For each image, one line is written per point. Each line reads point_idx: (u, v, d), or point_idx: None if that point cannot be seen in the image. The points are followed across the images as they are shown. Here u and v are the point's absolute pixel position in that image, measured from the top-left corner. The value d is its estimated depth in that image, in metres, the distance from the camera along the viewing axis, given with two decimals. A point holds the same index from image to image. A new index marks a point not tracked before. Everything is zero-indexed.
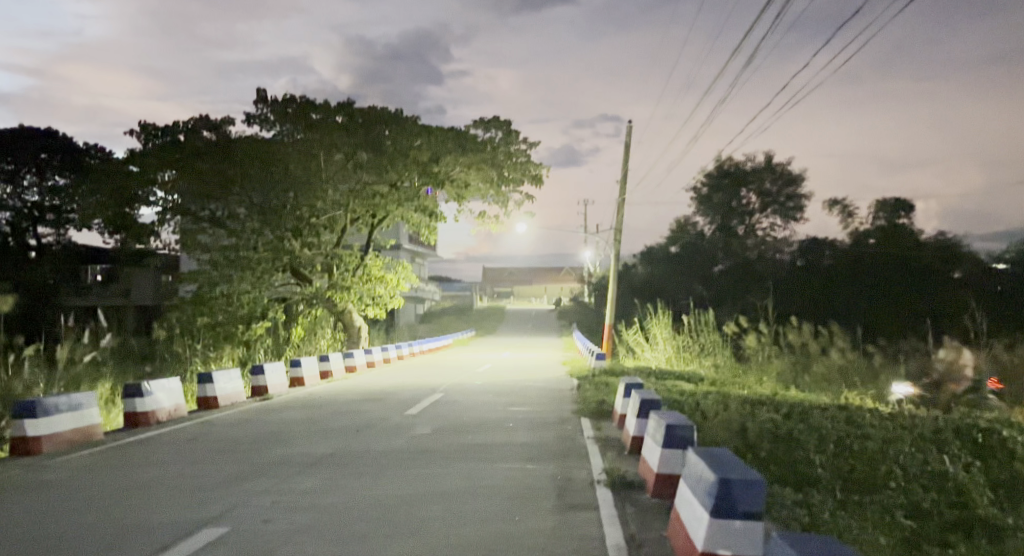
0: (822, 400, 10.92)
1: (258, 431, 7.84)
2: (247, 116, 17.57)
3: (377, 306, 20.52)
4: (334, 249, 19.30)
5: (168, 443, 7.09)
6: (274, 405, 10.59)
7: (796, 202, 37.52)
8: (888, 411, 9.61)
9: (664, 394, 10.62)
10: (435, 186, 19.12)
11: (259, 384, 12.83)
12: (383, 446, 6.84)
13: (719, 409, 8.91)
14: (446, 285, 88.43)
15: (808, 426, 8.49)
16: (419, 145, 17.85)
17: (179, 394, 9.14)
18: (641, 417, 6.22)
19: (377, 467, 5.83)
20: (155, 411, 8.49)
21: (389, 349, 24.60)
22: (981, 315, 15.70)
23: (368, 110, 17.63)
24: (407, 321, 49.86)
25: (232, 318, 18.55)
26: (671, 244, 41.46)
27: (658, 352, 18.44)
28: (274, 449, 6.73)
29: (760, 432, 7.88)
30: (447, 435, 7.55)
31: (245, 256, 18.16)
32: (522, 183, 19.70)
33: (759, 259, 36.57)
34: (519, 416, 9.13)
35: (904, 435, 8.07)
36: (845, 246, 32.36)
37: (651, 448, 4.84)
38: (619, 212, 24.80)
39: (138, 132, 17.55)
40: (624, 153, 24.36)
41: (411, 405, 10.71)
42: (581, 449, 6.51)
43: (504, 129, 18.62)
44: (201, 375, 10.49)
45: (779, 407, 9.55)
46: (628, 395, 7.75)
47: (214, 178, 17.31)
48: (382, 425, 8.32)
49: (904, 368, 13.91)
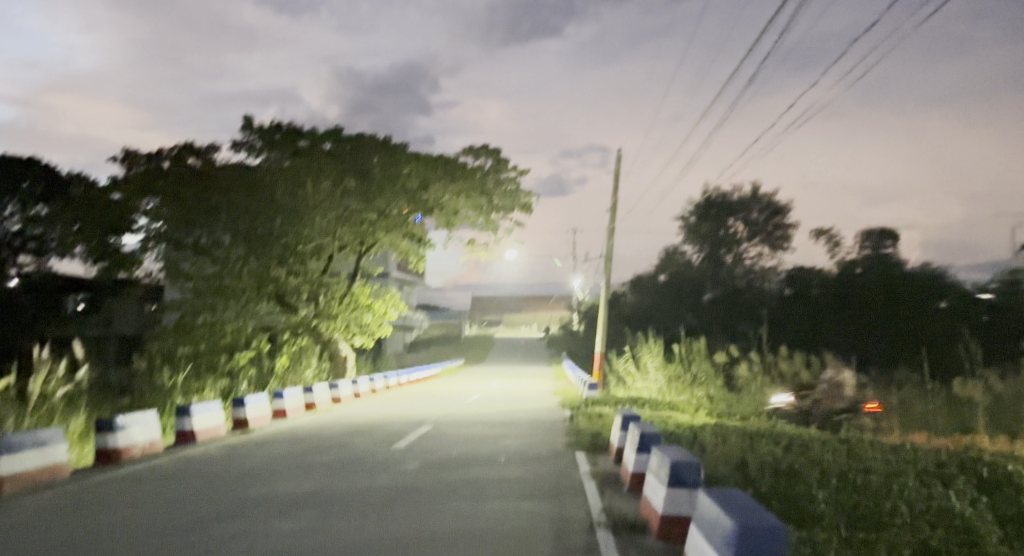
0: (822, 431, 10.70)
1: (237, 468, 7.46)
2: (234, 142, 17.42)
3: (365, 334, 20.33)
4: (321, 276, 19.12)
5: (141, 482, 6.73)
6: (255, 439, 10.20)
7: (783, 232, 37.84)
8: (888, 443, 9.40)
9: (661, 426, 10.36)
10: (423, 213, 18.94)
11: (239, 416, 12.39)
12: (369, 483, 6.53)
13: (717, 442, 8.66)
14: (435, 313, 88.08)
15: (808, 459, 8.25)
16: (407, 172, 17.70)
17: (155, 428, 8.78)
18: (640, 452, 5.95)
19: (360, 506, 5.52)
20: (128, 446, 8.09)
21: (376, 379, 24.13)
22: (974, 345, 15.66)
23: (358, 138, 17.44)
24: (395, 349, 49.39)
25: (214, 348, 18.19)
26: (659, 273, 41.54)
27: (649, 382, 18.13)
28: (254, 487, 6.40)
29: (759, 467, 7.61)
30: (437, 469, 7.27)
31: (229, 285, 17.90)
32: (512, 211, 19.64)
33: (748, 288, 36.68)
34: (511, 449, 8.87)
35: (907, 469, 7.83)
36: (832, 275, 32.54)
37: (653, 487, 4.58)
38: (609, 240, 24.81)
39: (121, 158, 17.24)
40: (614, 182, 24.55)
41: (399, 438, 10.36)
42: (578, 486, 6.22)
43: (494, 156, 18.61)
44: (180, 408, 10.10)
45: (778, 440, 9.29)
46: (624, 429, 7.50)
47: (197, 205, 17.16)
48: (367, 460, 7.98)
49: (900, 399, 13.71)
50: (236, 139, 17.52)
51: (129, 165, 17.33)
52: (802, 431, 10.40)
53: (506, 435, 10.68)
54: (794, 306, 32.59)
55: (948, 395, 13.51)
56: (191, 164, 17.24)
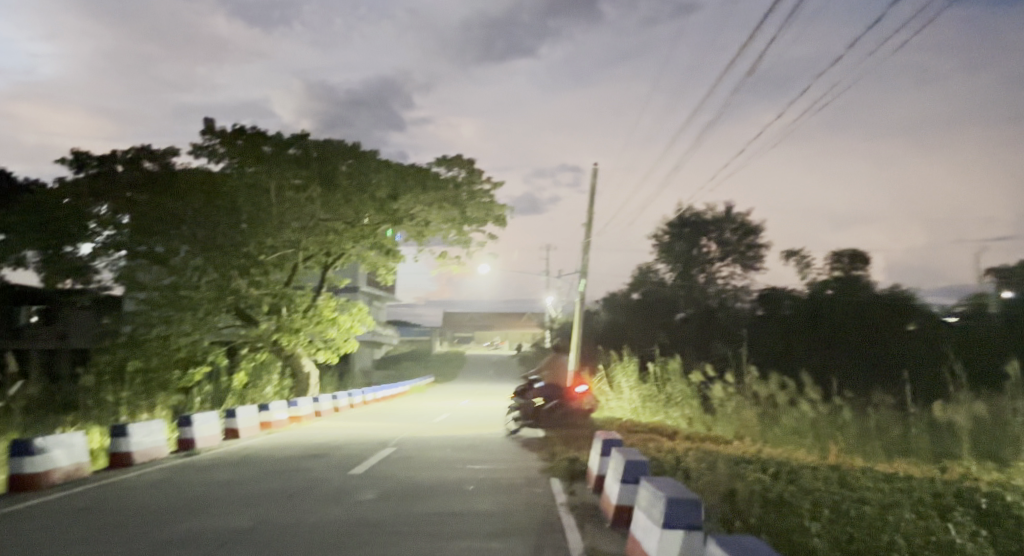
0: (804, 457, 10.19)
1: (174, 498, 6.63)
2: (194, 147, 16.57)
3: (330, 350, 19.75)
4: (283, 289, 18.16)
5: (54, 515, 5.84)
6: (202, 463, 9.30)
7: (756, 252, 37.84)
8: (878, 470, 8.95)
9: (642, 451, 9.75)
10: (394, 225, 18.30)
11: (185, 437, 11.45)
12: (320, 517, 5.79)
13: (702, 469, 8.09)
14: (406, 329, 86.18)
15: (799, 488, 7.70)
16: (378, 181, 17.09)
17: (81, 451, 7.92)
18: (624, 482, 5.30)
19: (308, 546, 4.78)
20: (49, 471, 7.22)
21: (340, 398, 23.18)
22: (957, 369, 15.31)
23: (324, 143, 16.71)
24: (362, 367, 48.03)
25: (168, 363, 17.12)
26: (632, 291, 41.16)
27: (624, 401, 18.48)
28: (186, 522, 5.60)
29: (749, 495, 7.03)
30: (399, 500, 6.56)
31: (185, 296, 16.69)
32: (485, 223, 19.09)
33: (720, 308, 36.60)
34: (480, 476, 8.20)
35: (902, 499, 7.34)
36: (804, 296, 32.61)
37: (644, 526, 3.95)
38: (584, 256, 24.39)
39: (69, 161, 16.26)
40: (591, 197, 24.28)
41: (358, 462, 9.60)
42: (556, 521, 5.55)
43: (468, 167, 18.07)
44: (115, 427, 9.17)
45: (766, 467, 8.79)
46: (607, 454, 6.86)
47: (154, 213, 16.01)
48: (322, 489, 7.22)
49: (876, 423, 13.35)
50: (196, 144, 16.67)
51: (79, 167, 16.36)
52: (789, 457, 9.85)
53: (474, 458, 10.01)
54: (768, 328, 32.54)
55: (928, 418, 13.12)
56: (147, 168, 16.31)
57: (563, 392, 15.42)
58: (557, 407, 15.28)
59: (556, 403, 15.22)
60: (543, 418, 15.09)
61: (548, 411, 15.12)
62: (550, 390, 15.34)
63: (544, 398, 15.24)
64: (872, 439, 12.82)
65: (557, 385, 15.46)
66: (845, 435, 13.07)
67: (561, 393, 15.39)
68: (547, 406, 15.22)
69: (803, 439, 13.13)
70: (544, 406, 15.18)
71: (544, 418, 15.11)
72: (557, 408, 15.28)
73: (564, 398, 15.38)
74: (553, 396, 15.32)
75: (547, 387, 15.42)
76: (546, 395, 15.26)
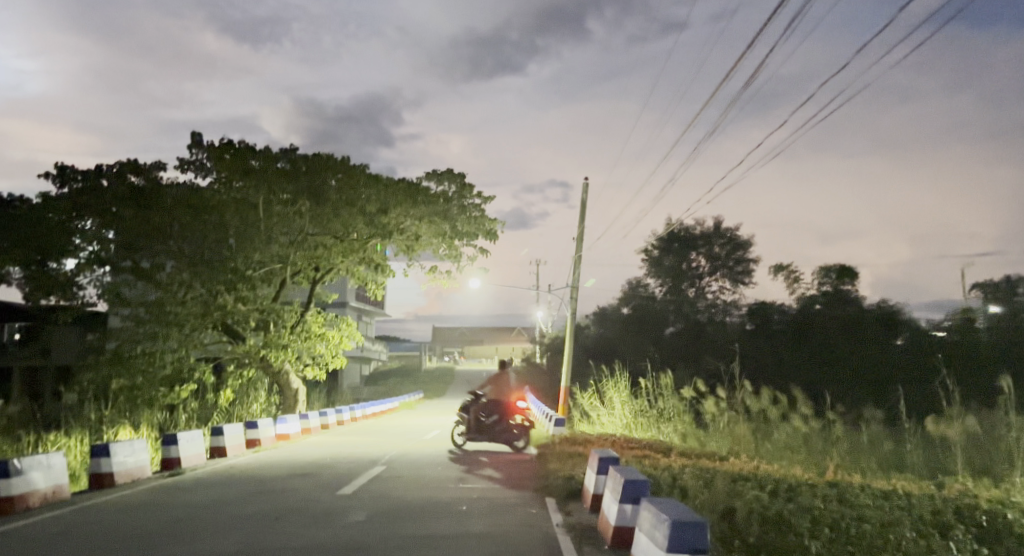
0: (801, 473, 10.06)
1: (157, 521, 6.40)
2: (181, 161, 16.37)
3: (318, 366, 19.48)
4: (271, 303, 17.94)
5: (30, 540, 5.61)
6: (186, 484, 9.04)
7: (744, 266, 37.94)
8: (877, 487, 8.85)
9: (637, 468, 9.59)
10: (384, 239, 18.14)
11: (170, 456, 11.17)
12: (310, 540, 5.60)
13: (699, 486, 7.96)
14: (394, 344, 85.38)
15: (797, 506, 7.59)
16: (367, 195, 16.93)
17: (61, 473, 7.66)
18: (622, 503, 5.16)
19: None
20: (26, 494, 6.94)
21: (328, 414, 22.85)
22: (948, 383, 15.29)
23: (314, 157, 16.44)
24: (350, 383, 47.50)
25: (153, 381, 16.70)
26: (622, 305, 41.08)
27: (616, 416, 18.38)
28: (169, 546, 5.39)
29: (749, 514, 6.88)
30: (390, 522, 6.39)
31: (170, 312, 16.42)
32: (476, 237, 19.00)
33: (710, 322, 36.63)
34: (472, 495, 8.03)
35: (902, 517, 7.24)
36: (793, 310, 32.70)
37: (647, 550, 3.79)
38: (575, 271, 24.33)
39: (53, 175, 16.01)
40: (582, 212, 24.30)
41: (347, 482, 9.35)
42: (552, 543, 5.41)
43: (458, 181, 17.99)
44: (95, 447, 8.90)
45: (763, 484, 8.67)
46: (604, 473, 6.72)
47: (138, 227, 15.75)
48: (309, 510, 7.05)
49: (868, 438, 13.30)
50: (183, 158, 16.45)
51: (63, 181, 16.08)
52: (785, 473, 9.72)
53: (467, 477, 9.83)
54: (758, 343, 32.61)
55: (921, 433, 13.07)
56: (132, 182, 16.04)
57: (504, 408, 15.19)
58: (499, 421, 15.18)
59: (497, 419, 15.13)
60: (483, 433, 15.10)
61: (487, 427, 15.06)
62: (491, 405, 15.18)
63: (485, 413, 15.17)
64: (866, 454, 12.75)
65: (498, 401, 15.23)
66: (839, 450, 12.98)
67: (501, 409, 15.17)
68: (488, 421, 15.16)
69: (796, 455, 13.01)
70: (484, 421, 15.17)
71: (484, 433, 15.13)
72: (497, 424, 15.12)
73: (504, 414, 15.13)
74: (493, 412, 15.15)
75: (489, 401, 15.32)
76: (486, 410, 15.17)
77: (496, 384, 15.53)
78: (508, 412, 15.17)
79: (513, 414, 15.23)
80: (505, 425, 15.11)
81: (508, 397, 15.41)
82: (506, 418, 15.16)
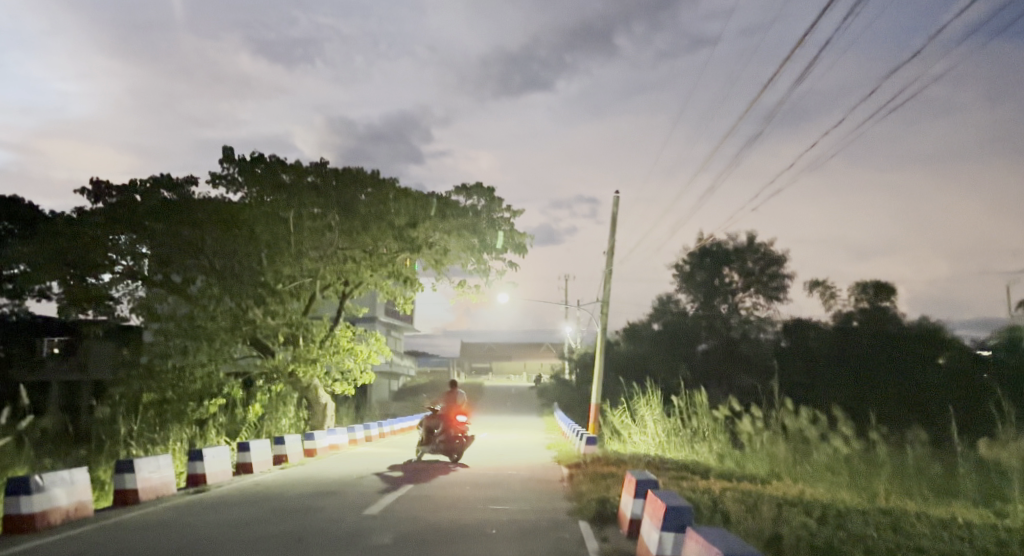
0: (849, 498, 9.49)
1: (180, 541, 6.20)
2: (213, 176, 16.52)
3: (346, 382, 19.40)
4: (301, 318, 17.82)
5: None
6: (212, 502, 8.87)
7: (779, 282, 36.49)
8: (933, 515, 8.30)
9: (676, 491, 9.16)
10: (412, 253, 17.91)
11: (196, 472, 11.05)
12: None
13: (742, 512, 7.52)
14: (423, 359, 85.41)
15: (848, 534, 7.10)
16: (396, 209, 16.81)
17: (83, 489, 7.58)
18: (663, 532, 4.80)
19: None
20: (47, 510, 6.84)
21: (356, 429, 22.74)
22: (1001, 403, 14.49)
23: (344, 171, 16.53)
24: (379, 398, 47.48)
25: (183, 395, 16.71)
26: (654, 321, 40.31)
27: (647, 435, 17.92)
28: None
29: (796, 543, 6.43)
30: (417, 545, 6.10)
31: (202, 325, 16.47)
32: (505, 251, 18.83)
33: (744, 339, 35.76)
34: (502, 518, 7.69)
35: (964, 549, 6.70)
36: (830, 327, 31.75)
37: None
38: (606, 285, 23.91)
39: (89, 191, 16.27)
40: (613, 226, 23.95)
41: (372, 502, 9.05)
42: None
43: (487, 196, 17.85)
44: (120, 463, 8.81)
45: (811, 510, 8.19)
46: (641, 497, 6.38)
47: (172, 242, 16.14)
48: (331, 531, 6.79)
49: (916, 461, 12.63)
50: (216, 173, 16.60)
51: (98, 197, 16.32)
52: (834, 498, 9.15)
53: (496, 498, 9.49)
54: (794, 360, 31.73)
55: (973, 455, 12.36)
56: (165, 197, 16.23)
57: (448, 421, 14.98)
58: (442, 434, 14.96)
59: (440, 431, 14.95)
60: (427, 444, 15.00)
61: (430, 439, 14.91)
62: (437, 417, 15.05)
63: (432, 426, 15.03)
64: (915, 479, 12.07)
65: (444, 413, 15.07)
66: (885, 474, 12.33)
67: (444, 421, 14.97)
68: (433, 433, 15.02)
69: (840, 478, 12.38)
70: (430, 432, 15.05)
71: (428, 445, 14.99)
72: (440, 437, 14.93)
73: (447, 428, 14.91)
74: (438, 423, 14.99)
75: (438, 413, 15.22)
76: (431, 422, 15.06)
77: (444, 396, 15.42)
78: (451, 425, 14.92)
79: (456, 428, 14.96)
80: (447, 437, 14.91)
81: (453, 410, 15.19)
82: (449, 430, 14.93)
